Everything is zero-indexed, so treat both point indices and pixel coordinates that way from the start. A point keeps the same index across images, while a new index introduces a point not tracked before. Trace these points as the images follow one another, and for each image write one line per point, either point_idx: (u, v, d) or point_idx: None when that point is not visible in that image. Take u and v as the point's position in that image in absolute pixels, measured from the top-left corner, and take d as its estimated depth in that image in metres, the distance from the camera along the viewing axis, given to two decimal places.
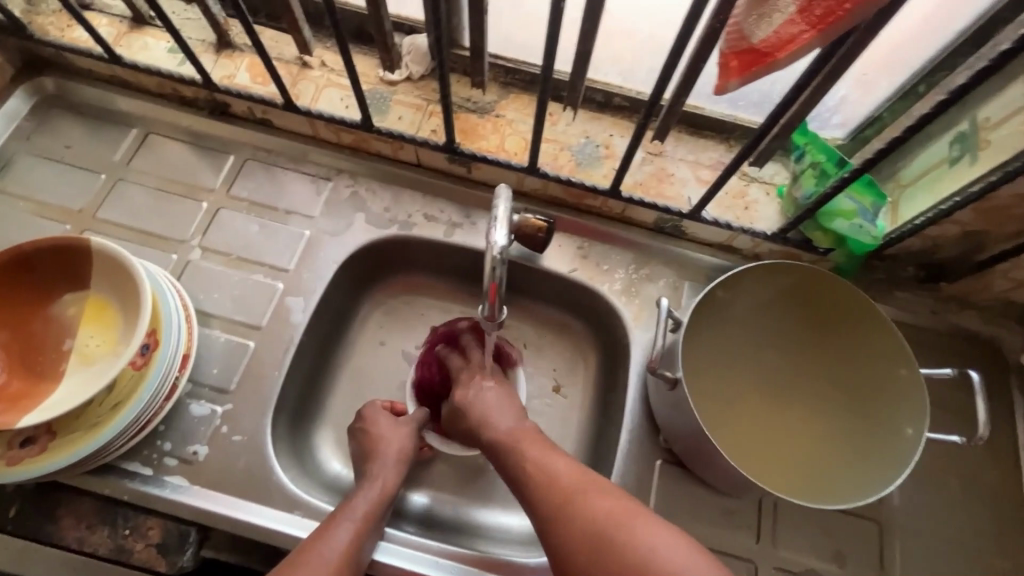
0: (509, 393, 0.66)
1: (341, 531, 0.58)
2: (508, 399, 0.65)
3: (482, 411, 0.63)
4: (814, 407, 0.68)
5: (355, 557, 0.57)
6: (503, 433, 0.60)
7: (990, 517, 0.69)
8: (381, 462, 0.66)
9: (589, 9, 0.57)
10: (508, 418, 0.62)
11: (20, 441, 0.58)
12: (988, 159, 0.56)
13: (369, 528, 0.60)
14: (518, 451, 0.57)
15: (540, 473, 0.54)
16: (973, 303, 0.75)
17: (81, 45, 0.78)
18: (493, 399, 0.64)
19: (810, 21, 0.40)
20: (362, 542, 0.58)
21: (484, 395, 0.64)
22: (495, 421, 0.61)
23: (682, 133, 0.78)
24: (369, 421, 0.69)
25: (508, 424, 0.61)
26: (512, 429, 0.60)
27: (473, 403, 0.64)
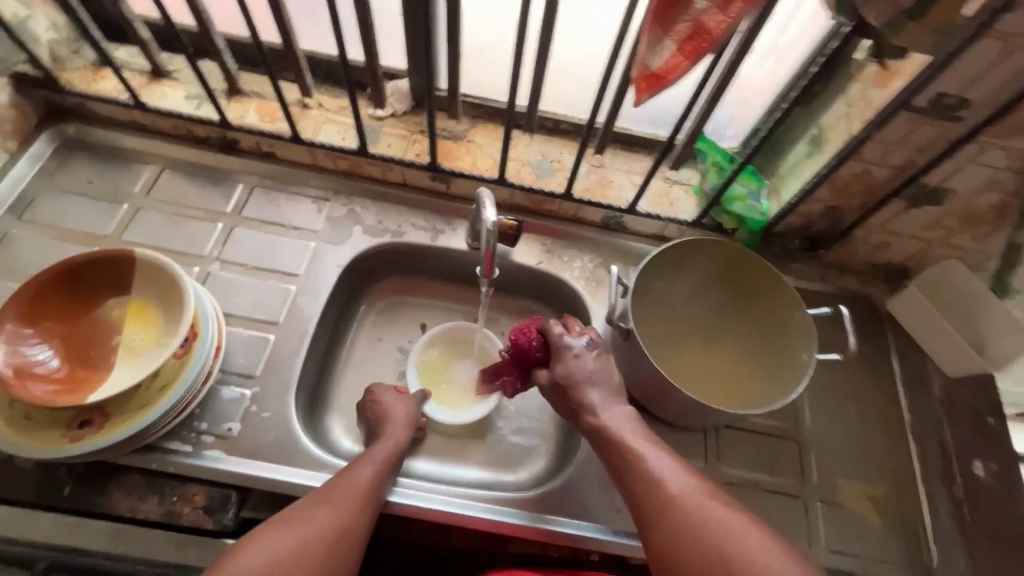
0: (606, 362, 0.73)
1: (364, 470, 0.68)
2: (605, 370, 0.72)
3: (580, 387, 0.70)
4: (735, 339, 0.89)
5: (375, 492, 0.67)
6: (603, 414, 0.68)
7: (878, 428, 0.88)
8: (392, 424, 0.77)
9: (540, 54, 0.76)
10: (602, 392, 0.70)
11: (79, 422, 0.67)
12: (828, 152, 0.78)
13: (386, 471, 0.70)
14: (618, 436, 0.66)
15: (645, 470, 0.62)
16: (847, 268, 0.97)
17: (106, 94, 0.91)
18: (591, 371, 0.71)
19: (685, 54, 0.54)
20: (380, 482, 0.68)
21: (582, 364, 0.71)
22: (594, 400, 0.69)
23: (616, 149, 0.98)
24: (377, 398, 0.81)
25: (601, 402, 0.69)
26: (611, 413, 0.68)
27: (572, 374, 0.71)
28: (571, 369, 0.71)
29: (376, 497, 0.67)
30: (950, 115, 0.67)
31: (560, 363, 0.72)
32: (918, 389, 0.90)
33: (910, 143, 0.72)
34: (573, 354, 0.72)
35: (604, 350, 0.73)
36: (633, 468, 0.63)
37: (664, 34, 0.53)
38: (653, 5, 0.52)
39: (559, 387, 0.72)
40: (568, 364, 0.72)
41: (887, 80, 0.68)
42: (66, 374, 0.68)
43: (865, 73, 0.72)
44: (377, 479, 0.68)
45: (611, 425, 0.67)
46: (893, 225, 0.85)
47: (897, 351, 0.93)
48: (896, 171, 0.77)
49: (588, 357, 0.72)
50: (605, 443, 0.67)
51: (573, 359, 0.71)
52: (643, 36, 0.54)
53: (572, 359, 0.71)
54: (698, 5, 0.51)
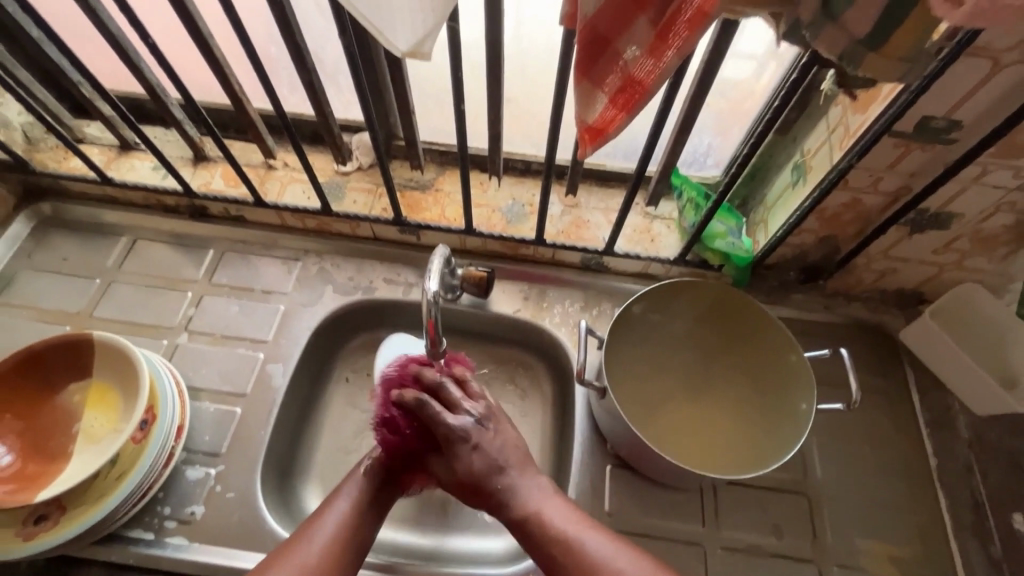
0: (500, 434, 0.64)
1: (334, 517, 0.62)
2: (508, 447, 0.64)
3: (491, 479, 0.61)
4: (724, 389, 0.83)
5: (352, 531, 0.62)
6: (523, 494, 0.61)
7: (901, 478, 0.79)
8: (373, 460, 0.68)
9: (492, 102, 0.73)
10: (516, 470, 0.62)
11: (35, 518, 0.65)
12: (813, 179, 0.70)
13: (367, 504, 0.64)
14: (544, 518, 0.59)
15: (580, 552, 0.57)
16: (857, 296, 0.89)
17: (76, 172, 0.92)
18: (500, 453, 0.63)
19: (618, 106, 0.49)
20: (357, 523, 0.63)
21: (482, 452, 0.62)
22: (516, 482, 0.62)
23: (591, 186, 0.93)
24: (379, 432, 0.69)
25: (521, 478, 0.62)
26: (534, 489, 0.62)
27: (482, 468, 0.61)
28: (476, 459, 0.62)
29: (351, 538, 0.61)
30: (941, 138, 0.60)
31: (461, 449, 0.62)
32: (943, 429, 0.82)
33: (900, 168, 0.65)
34: (470, 444, 0.62)
35: (496, 427, 0.65)
36: (564, 551, 0.57)
37: (596, 87, 0.49)
38: (578, 58, 0.47)
39: (464, 485, 0.62)
40: (465, 458, 0.62)
41: (864, 105, 0.61)
42: (18, 470, 0.67)
43: (841, 97, 0.65)
44: (353, 518, 0.63)
45: (533, 504, 0.60)
46: (897, 251, 0.77)
47: (918, 387, 0.84)
48: (890, 198, 0.70)
49: (483, 443, 0.62)
50: (527, 528, 0.59)
51: (473, 443, 0.62)
52: (574, 91, 0.50)
53: (469, 447, 0.62)
54: (628, 55, 0.46)
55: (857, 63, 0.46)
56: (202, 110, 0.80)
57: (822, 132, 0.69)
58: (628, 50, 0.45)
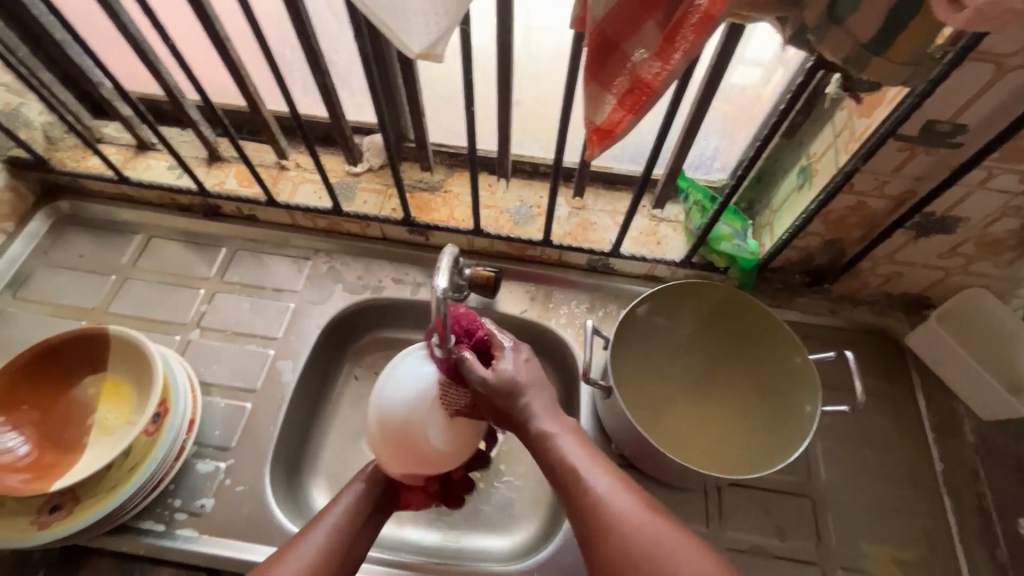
0: (532, 363, 0.64)
1: (326, 527, 0.63)
2: (537, 375, 0.63)
3: (520, 396, 0.60)
4: (728, 391, 0.84)
5: (343, 541, 0.63)
6: (544, 422, 0.60)
7: (906, 482, 0.79)
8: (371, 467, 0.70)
9: (501, 104, 0.75)
10: (541, 400, 0.61)
11: (49, 507, 0.66)
12: (819, 182, 0.71)
13: (359, 518, 0.66)
14: (558, 447, 0.58)
15: (580, 480, 0.55)
16: (862, 300, 0.89)
17: (93, 171, 0.94)
18: (528, 377, 0.62)
19: (626, 107, 0.50)
20: (349, 535, 0.64)
21: (511, 370, 0.61)
22: (539, 409, 0.60)
23: (598, 189, 0.94)
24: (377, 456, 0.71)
25: (544, 409, 0.61)
26: (555, 421, 0.60)
27: (511, 384, 0.60)
28: (506, 373, 0.61)
29: (342, 546, 0.62)
30: (946, 141, 0.61)
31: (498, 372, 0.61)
32: (949, 434, 0.81)
33: (905, 171, 0.66)
34: (507, 358, 0.62)
35: (529, 354, 0.65)
36: (571, 475, 0.56)
37: (604, 89, 0.50)
38: (586, 61, 0.48)
39: (492, 399, 0.61)
40: (507, 365, 0.61)
41: (869, 109, 0.62)
42: (35, 460, 0.68)
43: (846, 101, 0.66)
44: (343, 528, 0.64)
45: (552, 432, 0.59)
46: (903, 255, 0.78)
47: (924, 392, 0.84)
48: (896, 202, 0.70)
49: (522, 361, 0.63)
50: (545, 451, 0.58)
51: (508, 365, 0.61)
52: (584, 92, 0.51)
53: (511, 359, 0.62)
54: (636, 57, 0.47)
55: (862, 66, 0.47)
56: (218, 110, 0.82)
57: (828, 136, 0.70)
58: (636, 53, 0.46)
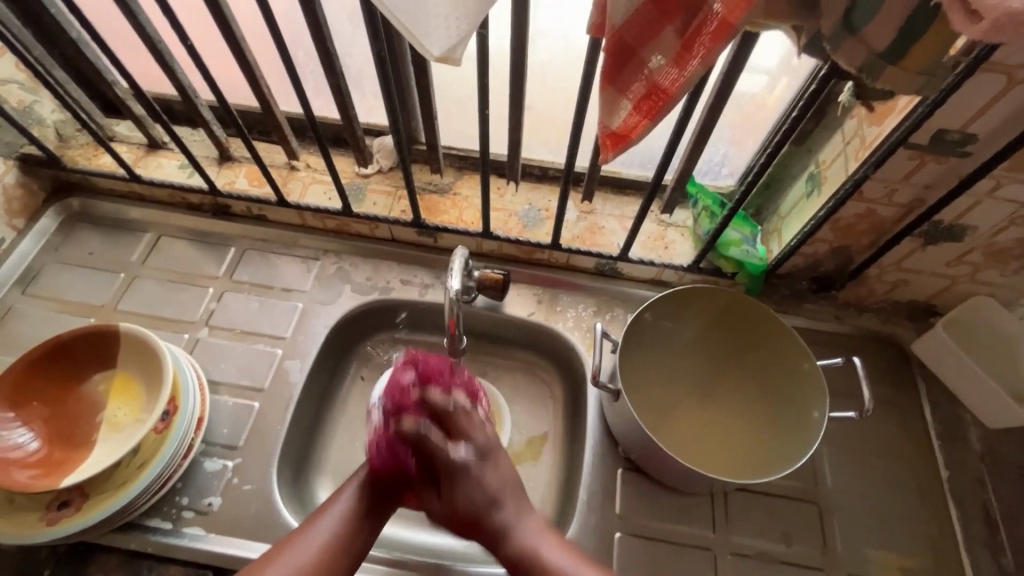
0: (498, 466, 0.66)
1: (334, 517, 0.64)
2: (508, 482, 0.66)
3: (488, 516, 0.63)
4: (735, 396, 0.84)
5: (350, 533, 0.64)
6: (520, 534, 0.63)
7: (912, 489, 0.79)
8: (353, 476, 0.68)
9: (513, 109, 0.75)
10: (513, 507, 0.65)
11: (58, 504, 0.66)
12: (828, 189, 0.72)
13: (366, 509, 0.66)
14: (540, 557, 0.62)
15: None
16: (868, 308, 0.89)
17: (105, 169, 0.94)
18: (504, 484, 0.65)
19: (642, 112, 0.50)
20: (357, 526, 0.64)
21: (488, 480, 0.64)
22: (516, 521, 0.64)
23: (606, 193, 0.95)
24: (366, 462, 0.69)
25: (519, 518, 0.64)
26: (530, 529, 0.64)
27: (487, 492, 0.64)
28: (471, 498, 0.63)
29: (348, 540, 0.63)
30: (956, 150, 0.62)
31: (477, 470, 0.64)
32: (955, 442, 0.82)
33: (914, 180, 0.66)
34: (471, 475, 0.64)
35: (502, 456, 0.68)
36: None
37: (620, 93, 0.50)
38: (603, 67, 0.49)
39: (465, 513, 0.63)
40: (470, 497, 0.63)
41: (880, 118, 0.63)
42: (45, 456, 0.68)
43: (857, 109, 0.67)
44: (347, 525, 0.64)
45: (531, 543, 0.63)
46: (910, 263, 0.78)
47: (930, 399, 0.85)
48: (904, 210, 0.71)
49: (484, 478, 0.64)
50: (525, 564, 0.62)
51: (485, 471, 0.65)
52: (600, 98, 0.52)
53: (472, 481, 0.63)
54: (653, 63, 0.47)
55: (876, 75, 0.48)
56: (233, 111, 0.83)
57: (838, 144, 0.71)
58: (653, 59, 0.47)
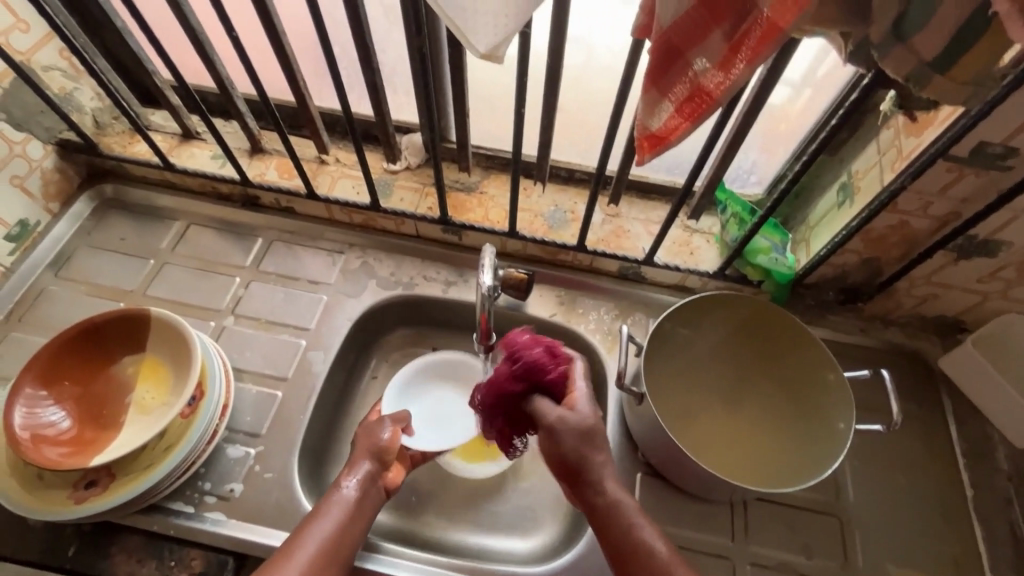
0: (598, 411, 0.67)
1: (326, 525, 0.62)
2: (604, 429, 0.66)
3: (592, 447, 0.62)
4: (757, 404, 0.83)
5: (335, 547, 0.61)
6: (610, 483, 0.61)
7: (936, 508, 0.78)
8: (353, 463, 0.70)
9: (547, 109, 0.76)
10: (607, 455, 0.63)
11: (85, 483, 0.67)
12: (861, 200, 0.71)
13: (351, 518, 0.64)
14: (627, 513, 0.59)
15: (644, 549, 0.57)
16: (894, 321, 0.88)
17: (140, 157, 0.96)
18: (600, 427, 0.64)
19: (684, 115, 0.51)
20: (343, 533, 0.63)
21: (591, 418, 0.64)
22: (603, 464, 0.62)
23: (632, 197, 0.95)
24: (366, 431, 0.73)
25: (609, 467, 0.62)
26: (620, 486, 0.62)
27: (590, 429, 0.63)
28: (586, 413, 0.64)
29: (336, 555, 0.61)
30: (996, 164, 0.61)
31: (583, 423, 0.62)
32: (981, 462, 0.80)
33: (951, 193, 0.66)
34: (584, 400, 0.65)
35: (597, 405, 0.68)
36: (635, 546, 0.57)
37: (663, 95, 0.50)
38: (647, 69, 0.49)
39: (578, 434, 0.62)
40: (588, 410, 0.64)
41: (920, 129, 0.62)
42: (76, 435, 0.70)
43: (894, 120, 0.66)
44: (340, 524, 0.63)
45: (619, 495, 0.61)
46: (940, 278, 0.77)
47: (956, 417, 0.84)
48: (939, 222, 0.70)
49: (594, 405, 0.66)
50: (604, 509, 0.60)
51: (589, 409, 0.64)
52: (641, 99, 0.52)
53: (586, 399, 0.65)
54: (697, 66, 0.47)
55: (923, 84, 0.48)
56: (270, 104, 0.84)
57: (875, 153, 0.70)
58: (698, 61, 0.47)
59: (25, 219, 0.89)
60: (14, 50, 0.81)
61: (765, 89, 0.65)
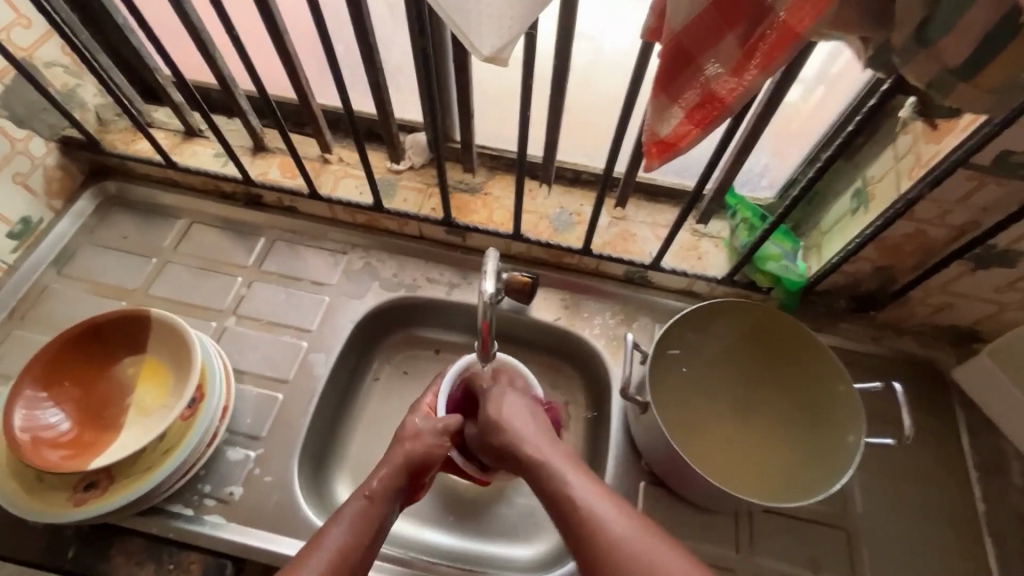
0: (517, 395, 0.70)
1: (339, 531, 0.60)
2: (532, 410, 0.69)
3: (505, 422, 0.66)
4: (765, 413, 0.82)
5: (349, 553, 0.59)
6: (533, 443, 0.62)
7: (947, 523, 0.76)
8: (386, 468, 0.66)
9: (553, 110, 0.74)
10: (527, 422, 0.66)
11: (84, 485, 0.67)
12: (876, 207, 0.69)
13: (368, 530, 0.61)
14: (551, 467, 0.59)
15: (573, 498, 0.55)
16: (908, 330, 0.86)
17: (142, 154, 0.95)
18: (512, 407, 0.68)
19: (695, 121, 0.49)
20: (362, 538, 0.60)
21: (509, 406, 0.68)
22: (524, 433, 0.64)
23: (640, 200, 0.93)
24: (410, 436, 0.69)
25: (532, 430, 0.64)
26: (547, 445, 0.62)
27: (497, 415, 0.67)
28: (495, 404, 0.68)
29: (351, 560, 0.59)
30: (1020, 173, 0.59)
31: (483, 414, 0.68)
32: (994, 477, 0.78)
33: (971, 202, 0.64)
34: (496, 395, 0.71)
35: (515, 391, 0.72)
36: (562, 496, 0.56)
37: (672, 100, 0.49)
38: (657, 75, 0.47)
39: (489, 427, 0.67)
40: (496, 401, 0.69)
41: (941, 136, 0.60)
42: (75, 437, 0.69)
43: (913, 125, 0.64)
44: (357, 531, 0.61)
45: (541, 451, 0.61)
46: (956, 287, 0.75)
47: (970, 429, 0.82)
48: (957, 231, 0.68)
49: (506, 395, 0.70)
50: (537, 478, 0.59)
51: (494, 401, 0.69)
52: (649, 103, 0.50)
53: (493, 392, 0.71)
54: (709, 71, 0.46)
55: (946, 92, 0.45)
56: (271, 101, 0.83)
57: (891, 159, 0.68)
58: (709, 66, 0.45)
59: (28, 216, 0.89)
60: (17, 47, 0.80)
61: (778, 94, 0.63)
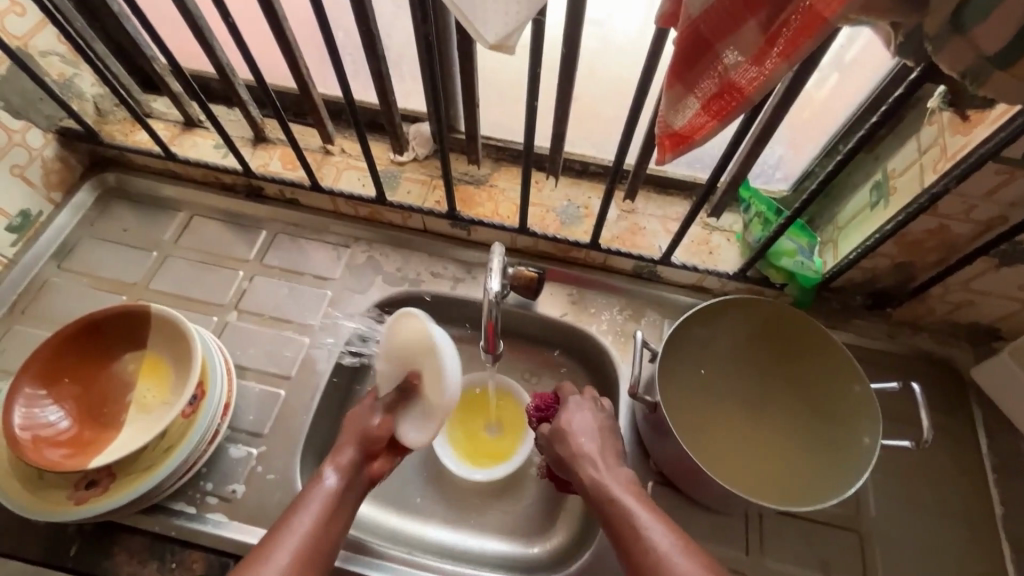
0: (595, 412, 0.70)
1: (307, 520, 0.60)
2: (604, 431, 0.68)
3: (575, 441, 0.66)
4: (778, 413, 0.80)
5: (317, 544, 0.59)
6: (602, 470, 0.63)
7: (963, 526, 0.74)
8: (343, 446, 0.67)
9: (561, 100, 0.71)
10: (600, 446, 0.66)
11: (86, 483, 0.66)
12: (897, 201, 0.66)
13: (328, 516, 0.61)
14: (618, 499, 0.59)
15: (640, 535, 0.55)
16: (925, 327, 0.84)
17: (141, 146, 0.93)
18: (586, 426, 0.68)
19: (711, 113, 0.47)
20: (324, 525, 0.60)
21: (580, 423, 0.68)
22: (592, 456, 0.64)
23: (649, 193, 0.91)
24: (360, 411, 0.71)
25: (601, 455, 0.65)
26: (613, 474, 0.63)
27: (571, 431, 0.67)
28: (569, 419, 0.68)
29: (318, 547, 0.59)
30: None
31: (556, 423, 0.68)
32: (1013, 479, 0.76)
33: (998, 197, 0.61)
34: (571, 408, 0.70)
35: (596, 408, 0.71)
36: (630, 530, 0.56)
37: (687, 90, 0.46)
38: (671, 63, 0.45)
39: (558, 443, 0.68)
40: (572, 414, 0.69)
41: (968, 128, 0.57)
42: (75, 435, 0.68)
43: (940, 116, 0.61)
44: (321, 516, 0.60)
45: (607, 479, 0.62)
46: (978, 284, 0.72)
47: (988, 430, 0.79)
48: (982, 227, 0.65)
49: (582, 409, 0.70)
50: (603, 506, 0.60)
51: (568, 415, 0.69)
52: (663, 94, 0.48)
53: (571, 403, 0.71)
54: (727, 60, 0.43)
55: (981, 81, 0.42)
56: (270, 91, 0.80)
57: (915, 152, 0.65)
58: (728, 54, 0.43)
59: (27, 209, 0.87)
60: (11, 36, 0.78)
61: (798, 83, 0.60)
